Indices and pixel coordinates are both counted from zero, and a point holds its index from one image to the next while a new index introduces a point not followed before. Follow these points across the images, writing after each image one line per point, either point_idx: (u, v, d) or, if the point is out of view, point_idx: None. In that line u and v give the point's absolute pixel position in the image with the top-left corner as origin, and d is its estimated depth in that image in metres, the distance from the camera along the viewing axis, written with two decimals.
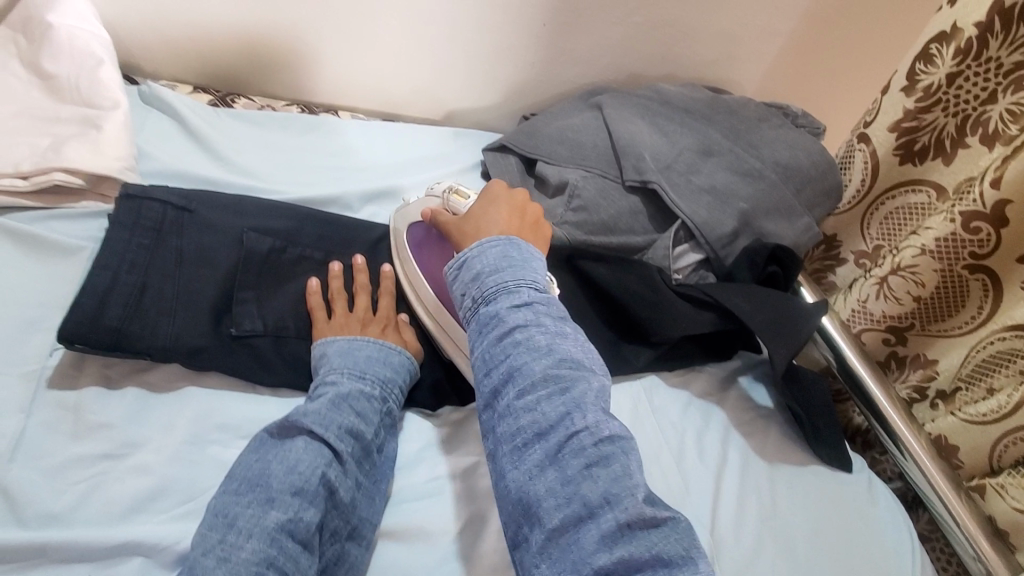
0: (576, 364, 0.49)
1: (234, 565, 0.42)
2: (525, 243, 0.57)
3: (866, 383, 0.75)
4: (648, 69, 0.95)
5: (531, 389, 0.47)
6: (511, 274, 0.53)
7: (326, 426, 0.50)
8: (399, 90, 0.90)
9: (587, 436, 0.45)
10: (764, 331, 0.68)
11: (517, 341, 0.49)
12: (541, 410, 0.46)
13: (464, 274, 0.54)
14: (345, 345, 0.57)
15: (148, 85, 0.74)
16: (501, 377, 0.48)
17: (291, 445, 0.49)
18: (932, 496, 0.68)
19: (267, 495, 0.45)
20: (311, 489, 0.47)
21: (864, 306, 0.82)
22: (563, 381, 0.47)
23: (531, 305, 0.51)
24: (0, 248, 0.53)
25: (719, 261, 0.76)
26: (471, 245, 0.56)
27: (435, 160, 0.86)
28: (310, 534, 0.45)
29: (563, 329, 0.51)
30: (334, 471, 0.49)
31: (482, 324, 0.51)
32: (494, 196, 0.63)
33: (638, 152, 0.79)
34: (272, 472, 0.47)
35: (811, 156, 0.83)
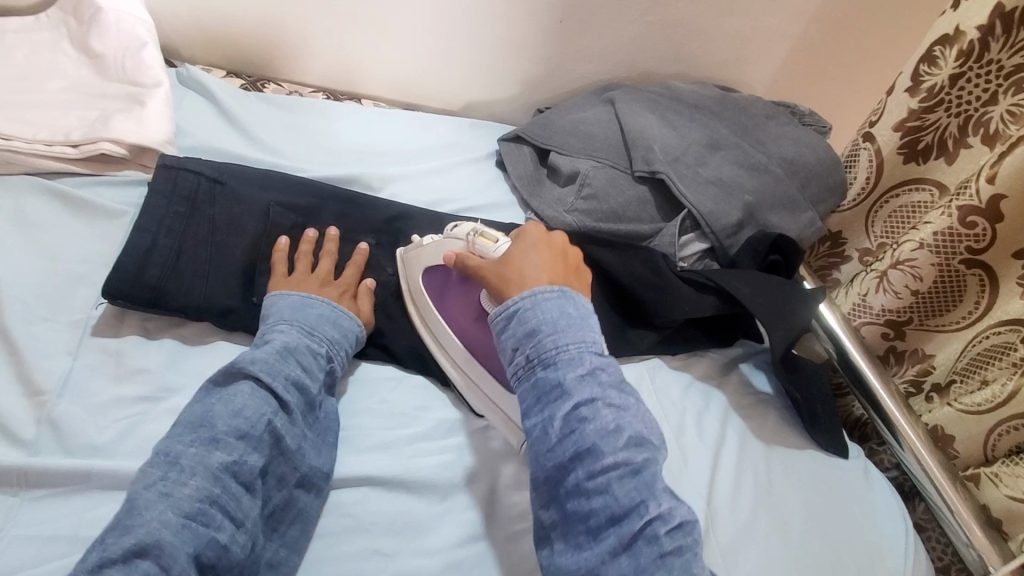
0: (641, 441, 0.50)
1: (177, 501, 0.43)
2: (580, 298, 0.57)
3: (866, 374, 0.77)
4: (660, 67, 0.98)
5: (601, 470, 0.48)
6: (574, 340, 0.53)
7: (273, 376, 0.52)
8: (419, 81, 0.94)
9: (660, 524, 0.46)
10: (764, 315, 0.71)
11: (584, 417, 0.49)
12: (614, 493, 0.47)
13: (524, 336, 0.54)
14: (299, 300, 0.58)
15: (186, 68, 0.78)
16: (569, 454, 0.49)
17: (236, 389, 0.50)
18: (928, 485, 0.70)
19: (211, 436, 0.47)
20: (256, 434, 0.49)
21: (865, 300, 0.83)
22: (632, 463, 0.48)
23: (596, 377, 0.52)
24: (53, 209, 0.58)
25: (723, 250, 0.79)
26: (524, 296, 0.55)
27: (452, 147, 0.90)
28: (253, 478, 0.48)
29: (626, 401, 0.52)
30: (279, 419, 0.51)
31: (544, 391, 0.52)
32: (528, 240, 0.62)
33: (648, 144, 0.82)
34: (216, 414, 0.48)
35: (816, 153, 0.86)
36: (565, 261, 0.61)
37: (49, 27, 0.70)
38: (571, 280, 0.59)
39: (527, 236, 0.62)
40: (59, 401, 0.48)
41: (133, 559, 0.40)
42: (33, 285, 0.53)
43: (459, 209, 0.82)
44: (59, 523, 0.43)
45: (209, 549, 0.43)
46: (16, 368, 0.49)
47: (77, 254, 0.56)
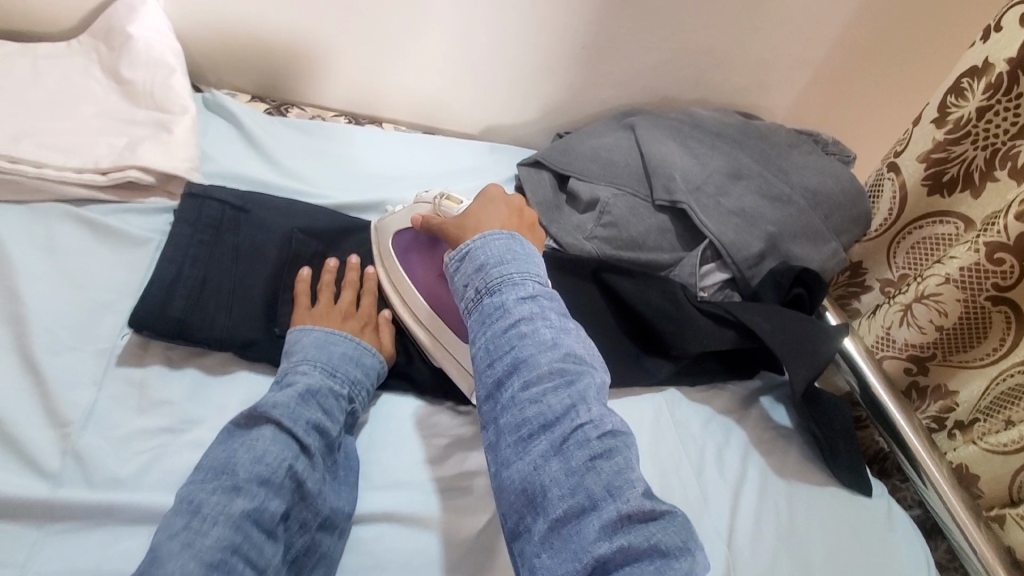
0: (578, 359, 0.51)
1: (198, 551, 0.43)
2: (527, 240, 0.58)
3: (891, 410, 0.75)
4: (681, 93, 0.98)
5: (536, 381, 0.48)
6: (516, 266, 0.54)
7: (295, 419, 0.51)
8: (439, 104, 0.95)
9: (591, 429, 0.47)
10: (785, 351, 0.70)
11: (523, 334, 0.50)
12: (547, 402, 0.47)
13: (467, 264, 0.55)
14: (321, 338, 0.58)
15: (212, 93, 0.79)
16: (507, 369, 0.49)
17: (258, 434, 0.50)
18: (952, 526, 0.68)
19: (233, 483, 0.47)
20: (278, 480, 0.48)
21: (889, 334, 0.82)
22: (568, 375, 0.49)
23: (536, 300, 0.52)
24: (80, 237, 0.58)
25: (745, 281, 0.78)
26: (474, 237, 0.56)
27: (471, 172, 0.90)
28: (275, 523, 0.47)
29: (565, 325, 0.53)
30: (301, 462, 0.50)
31: (487, 314, 0.52)
32: (488, 199, 0.63)
33: (669, 173, 0.82)
34: (238, 459, 0.48)
35: (840, 183, 0.84)
36: (522, 217, 0.63)
37: (82, 53, 0.72)
38: (525, 232, 0.61)
39: (488, 195, 0.64)
40: (84, 432, 0.48)
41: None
42: (60, 313, 0.53)
43: None
44: (80, 559, 0.43)
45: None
46: (42, 398, 0.49)
47: (104, 282, 0.57)
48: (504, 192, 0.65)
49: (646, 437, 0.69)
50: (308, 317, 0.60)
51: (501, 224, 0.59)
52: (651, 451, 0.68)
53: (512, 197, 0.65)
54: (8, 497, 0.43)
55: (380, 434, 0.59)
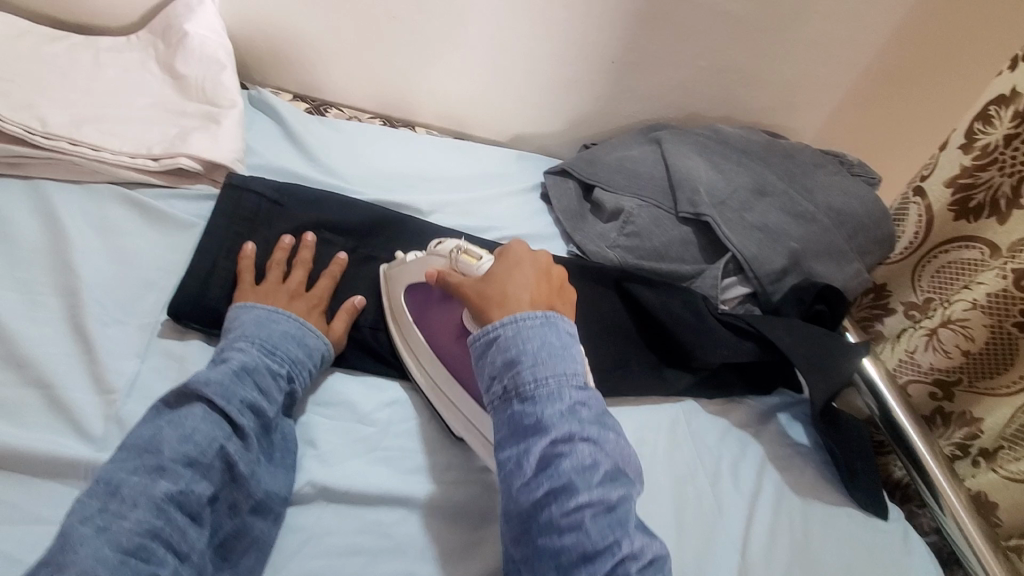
0: (616, 475, 0.49)
1: (115, 535, 0.41)
2: (562, 324, 0.55)
3: (910, 434, 0.75)
4: (708, 110, 0.99)
5: (576, 507, 0.46)
6: (552, 372, 0.51)
7: (228, 399, 0.50)
8: (471, 112, 0.97)
9: (632, 563, 0.45)
10: (804, 366, 0.70)
11: (562, 453, 0.48)
12: (586, 530, 0.45)
13: (501, 363, 0.52)
14: (263, 316, 0.57)
15: (257, 90, 0.83)
16: (544, 490, 0.47)
17: (187, 413, 0.48)
18: (969, 554, 0.67)
19: (157, 462, 0.45)
20: (206, 461, 0.47)
21: (912, 357, 0.81)
22: (609, 501, 0.47)
23: (574, 410, 0.50)
24: (131, 218, 0.62)
25: (766, 296, 0.79)
26: (503, 322, 0.53)
27: (499, 178, 0.92)
28: (200, 506, 0.46)
29: (603, 433, 0.50)
30: (231, 444, 0.49)
31: (520, 426, 0.50)
32: (512, 260, 0.60)
33: (693, 186, 0.83)
34: (164, 439, 0.46)
35: (866, 204, 0.85)
36: (550, 282, 0.59)
37: (140, 49, 0.76)
38: (556, 305, 0.58)
39: (512, 255, 0.61)
40: (127, 399, 0.51)
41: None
42: (109, 288, 0.56)
43: (502, 237, 0.84)
44: None
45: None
46: (89, 364, 0.51)
47: (151, 261, 0.59)
48: (530, 250, 0.61)
49: (663, 445, 0.70)
50: (251, 293, 0.59)
51: (530, 301, 0.56)
52: (666, 459, 0.69)
53: (539, 256, 0.61)
54: (54, 456, 0.45)
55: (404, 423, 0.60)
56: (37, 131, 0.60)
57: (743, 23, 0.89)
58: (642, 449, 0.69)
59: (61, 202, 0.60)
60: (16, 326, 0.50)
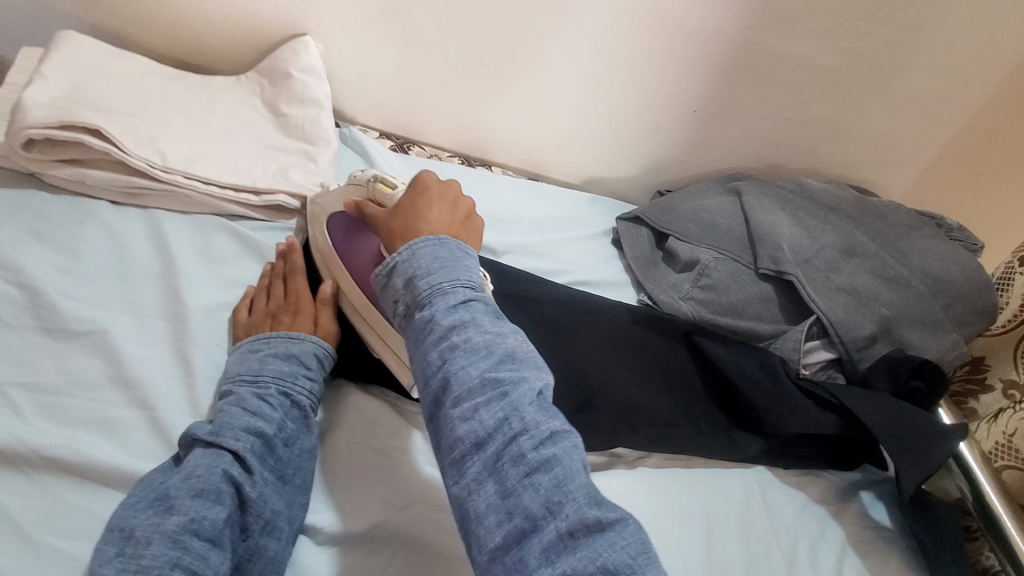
0: (517, 363, 0.46)
1: (136, 574, 0.41)
2: (462, 242, 0.55)
3: (1007, 526, 0.66)
4: (792, 162, 0.96)
5: (468, 396, 0.44)
6: (443, 275, 0.50)
7: (223, 431, 0.49)
8: (548, 154, 0.99)
9: (526, 439, 0.42)
10: (891, 446, 0.65)
11: (455, 345, 0.46)
12: (480, 418, 0.43)
13: (395, 280, 0.51)
14: (248, 348, 0.57)
15: (348, 128, 0.87)
16: (439, 387, 0.45)
17: (187, 457, 0.48)
18: None
19: (164, 503, 0.45)
20: (213, 489, 0.46)
21: (1011, 440, 0.73)
22: (501, 385, 0.44)
23: (468, 307, 0.48)
24: (232, 250, 0.66)
25: (852, 363, 0.74)
26: (399, 248, 0.52)
27: (572, 223, 0.92)
28: (216, 531, 0.44)
29: (500, 328, 0.48)
30: (235, 467, 0.48)
31: (417, 333, 0.48)
32: (419, 191, 0.59)
33: (775, 242, 0.80)
34: (168, 483, 0.46)
35: (966, 271, 0.79)
36: (456, 213, 0.58)
37: (249, 88, 0.82)
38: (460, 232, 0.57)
39: (419, 186, 0.60)
40: None
41: None
42: (210, 314, 0.59)
43: (572, 281, 0.84)
44: None
45: None
46: (187, 389, 0.54)
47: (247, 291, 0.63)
48: (440, 179, 0.61)
49: (733, 517, 0.66)
50: (246, 322, 0.59)
51: (434, 224, 0.56)
52: (737, 532, 0.65)
53: (448, 186, 0.61)
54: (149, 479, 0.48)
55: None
56: (157, 163, 0.65)
57: (834, 78, 0.86)
58: (712, 519, 0.65)
59: (172, 230, 0.65)
60: (126, 346, 0.54)
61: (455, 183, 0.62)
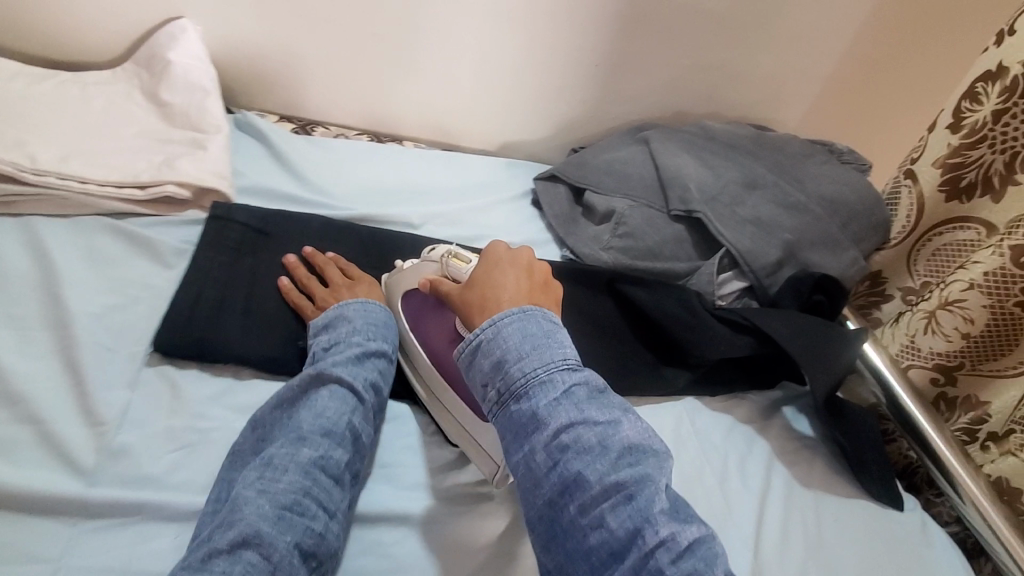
0: (636, 461, 0.46)
1: (274, 494, 0.45)
2: (542, 311, 0.54)
3: (921, 423, 0.73)
4: (693, 107, 0.99)
5: (591, 502, 0.44)
6: (539, 360, 0.50)
7: (353, 377, 0.54)
8: (459, 123, 0.98)
9: (662, 551, 0.42)
10: (802, 358, 0.68)
11: (566, 445, 0.46)
12: (608, 526, 0.43)
13: (484, 364, 0.51)
14: (366, 312, 0.61)
15: (242, 113, 0.83)
16: (556, 489, 0.46)
17: (318, 395, 0.52)
18: (997, 545, 0.65)
19: (299, 434, 0.49)
20: (339, 432, 0.50)
21: (914, 342, 0.78)
22: (625, 487, 0.44)
23: (571, 396, 0.49)
24: (120, 248, 0.62)
25: (763, 289, 0.78)
26: (481, 326, 0.52)
27: (489, 188, 0.92)
28: (340, 471, 0.49)
29: (613, 416, 0.48)
30: (358, 417, 0.52)
31: (519, 425, 0.48)
32: (492, 261, 0.59)
33: (683, 183, 0.83)
34: (301, 419, 0.50)
35: (857, 191, 0.84)
36: (531, 278, 0.58)
37: (126, 80, 0.77)
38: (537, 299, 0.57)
39: (493, 256, 0.60)
40: (119, 430, 0.50)
41: (240, 549, 0.42)
42: (101, 317, 0.56)
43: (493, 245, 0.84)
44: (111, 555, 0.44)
45: (308, 537, 0.45)
46: (79, 400, 0.51)
47: (141, 289, 0.59)
48: (510, 250, 0.60)
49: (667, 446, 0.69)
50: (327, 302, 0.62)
51: (511, 297, 0.55)
52: (672, 460, 0.68)
53: (518, 254, 0.60)
54: (47, 493, 0.45)
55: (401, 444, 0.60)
56: (25, 167, 0.60)
57: (722, 22, 0.89)
58: None
59: (51, 236, 0.61)
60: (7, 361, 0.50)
61: (523, 248, 0.61)
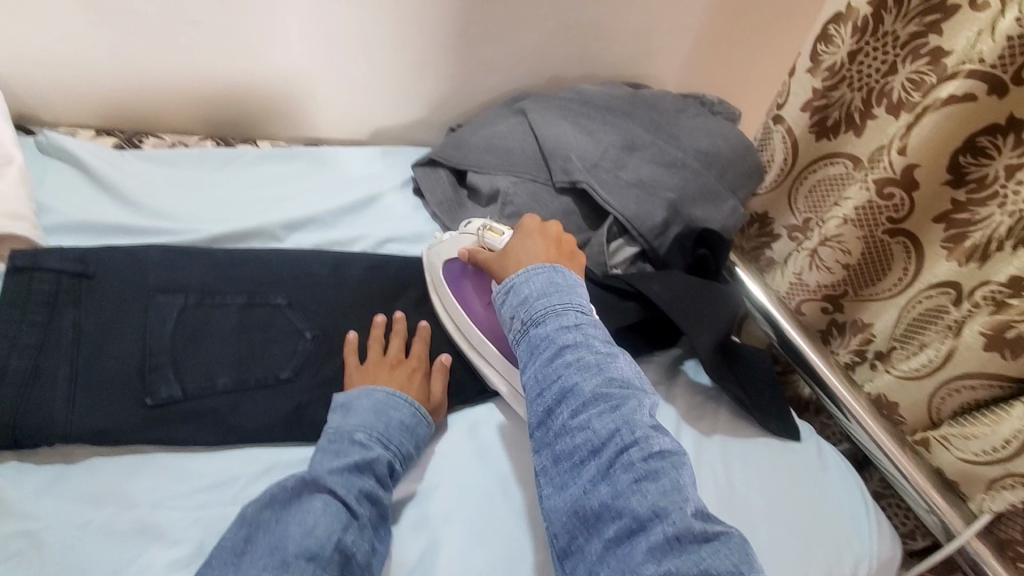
0: (626, 384, 0.51)
1: None
2: (569, 269, 0.60)
3: (808, 354, 0.76)
4: (568, 71, 0.96)
5: (582, 407, 0.49)
6: (558, 298, 0.56)
7: (348, 488, 0.49)
8: (320, 113, 0.88)
9: (636, 451, 0.47)
10: (686, 314, 0.70)
11: (569, 362, 0.52)
12: (593, 428, 0.48)
13: (512, 299, 0.57)
14: (382, 400, 0.57)
15: (45, 134, 0.70)
16: (554, 398, 0.51)
17: (311, 505, 0.48)
18: (883, 458, 0.69)
19: (283, 557, 0.45)
20: (325, 555, 0.46)
21: (800, 278, 0.80)
22: (613, 399, 0.49)
23: (579, 328, 0.54)
24: None
25: (654, 252, 0.78)
26: (516, 272, 0.59)
27: (364, 180, 0.84)
28: None
29: (612, 351, 0.54)
30: (351, 534, 0.47)
31: (533, 346, 0.54)
32: (526, 231, 0.64)
33: (565, 153, 0.80)
34: (289, 535, 0.46)
35: (729, 140, 0.86)
36: (559, 248, 0.63)
37: None
38: (564, 262, 0.62)
39: (525, 226, 0.65)
40: None
41: None
42: None
43: (375, 247, 0.76)
44: None
45: None
46: None
47: None
48: (540, 222, 0.65)
49: None
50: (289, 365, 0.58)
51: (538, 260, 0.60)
52: None
53: (548, 227, 0.65)
54: None
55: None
56: None
57: None
58: None
59: None
60: None
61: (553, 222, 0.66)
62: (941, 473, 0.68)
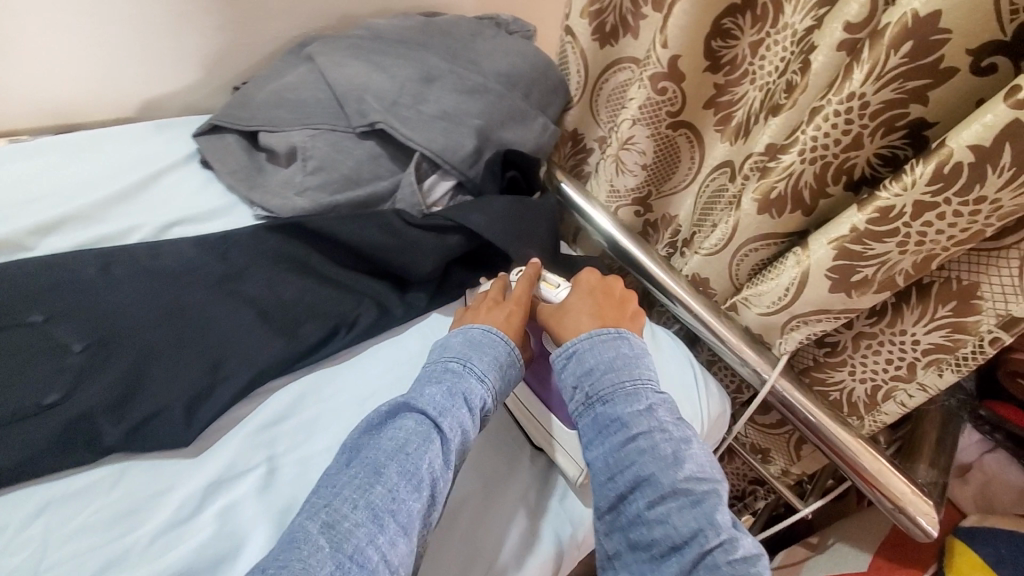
0: (702, 476, 0.53)
1: (334, 535, 0.45)
2: (633, 335, 0.61)
3: (633, 251, 0.81)
4: (356, 5, 0.88)
5: (659, 500, 0.51)
6: (627, 373, 0.57)
7: (439, 411, 0.52)
8: (62, 96, 0.76)
9: (720, 554, 0.49)
10: (508, 233, 0.70)
11: (642, 447, 0.53)
12: (674, 525, 0.50)
13: (576, 367, 0.59)
14: (478, 333, 0.60)
15: None
16: (629, 485, 0.53)
17: (403, 423, 0.52)
18: (706, 330, 0.76)
19: (375, 467, 0.49)
20: (418, 480, 0.48)
21: (614, 185, 0.85)
22: (693, 495, 0.51)
23: (652, 408, 0.55)
24: None
25: (470, 181, 0.77)
26: (577, 337, 0.60)
27: (131, 163, 0.73)
28: (410, 522, 0.47)
29: (686, 434, 0.55)
30: (439, 460, 0.50)
31: (598, 422, 0.56)
32: (579, 283, 0.67)
33: (360, 96, 0.75)
34: (382, 450, 0.50)
35: (528, 59, 0.84)
36: (611, 299, 0.65)
37: None
38: (622, 322, 0.63)
39: (582, 281, 0.67)
40: None
41: None
42: None
43: (153, 234, 0.67)
44: None
45: None
46: None
47: None
48: (599, 277, 0.68)
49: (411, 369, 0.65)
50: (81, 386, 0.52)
51: (593, 322, 0.62)
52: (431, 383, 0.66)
53: (607, 283, 0.67)
54: None
55: (75, 511, 0.50)
56: None
57: None
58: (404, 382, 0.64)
59: None
60: None
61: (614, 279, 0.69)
62: (749, 330, 0.76)
